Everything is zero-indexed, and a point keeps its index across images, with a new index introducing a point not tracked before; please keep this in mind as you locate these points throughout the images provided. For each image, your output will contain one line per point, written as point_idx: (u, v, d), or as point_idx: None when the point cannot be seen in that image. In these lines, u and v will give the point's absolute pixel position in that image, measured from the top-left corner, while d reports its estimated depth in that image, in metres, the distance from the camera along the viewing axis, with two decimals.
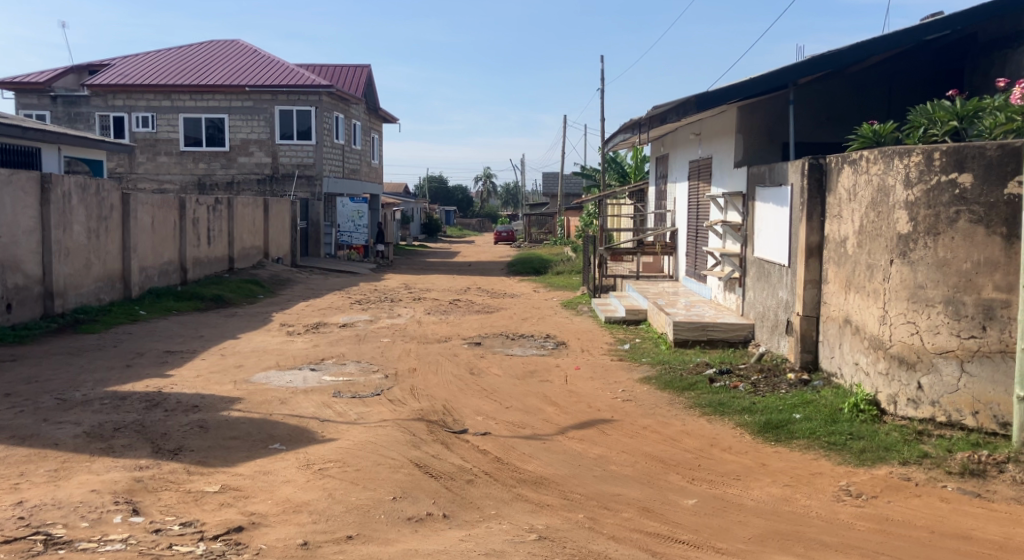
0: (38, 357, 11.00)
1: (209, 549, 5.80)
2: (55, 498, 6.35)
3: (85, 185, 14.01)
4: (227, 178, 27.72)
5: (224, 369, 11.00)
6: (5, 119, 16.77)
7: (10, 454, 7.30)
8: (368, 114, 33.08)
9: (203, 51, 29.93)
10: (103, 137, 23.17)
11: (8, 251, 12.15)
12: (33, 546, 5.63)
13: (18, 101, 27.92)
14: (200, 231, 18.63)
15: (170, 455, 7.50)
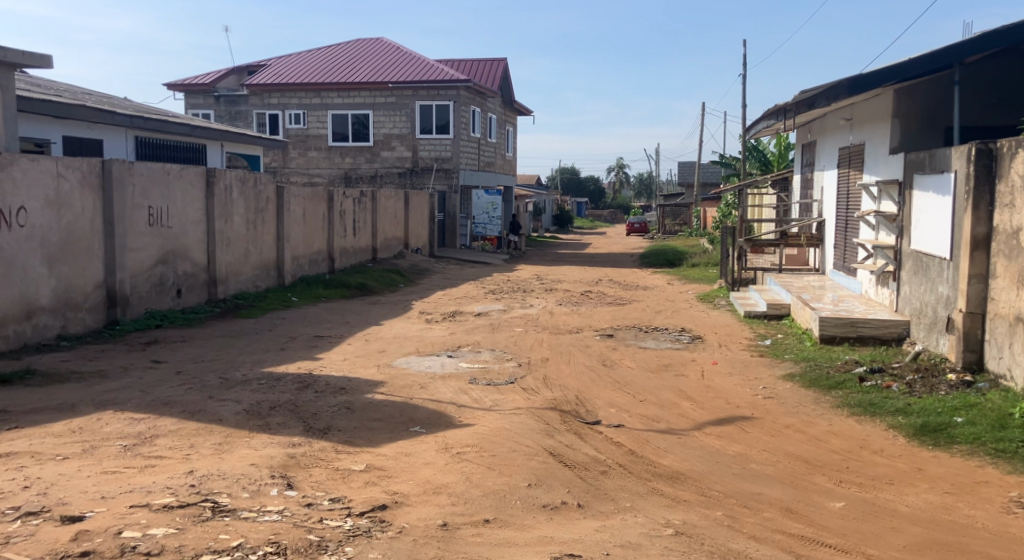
0: (203, 338, 11.56)
1: (355, 524, 5.91)
2: (221, 469, 6.62)
3: (245, 178, 14.63)
4: (371, 171, 28.53)
5: (368, 353, 11.28)
6: (175, 118, 17.85)
7: (179, 426, 7.66)
8: (504, 107, 33.38)
9: (351, 49, 30.88)
10: (261, 135, 24.29)
11: (179, 241, 12.81)
12: (202, 511, 5.80)
13: (187, 102, 30.06)
14: (347, 223, 19.24)
15: (320, 434, 7.72)
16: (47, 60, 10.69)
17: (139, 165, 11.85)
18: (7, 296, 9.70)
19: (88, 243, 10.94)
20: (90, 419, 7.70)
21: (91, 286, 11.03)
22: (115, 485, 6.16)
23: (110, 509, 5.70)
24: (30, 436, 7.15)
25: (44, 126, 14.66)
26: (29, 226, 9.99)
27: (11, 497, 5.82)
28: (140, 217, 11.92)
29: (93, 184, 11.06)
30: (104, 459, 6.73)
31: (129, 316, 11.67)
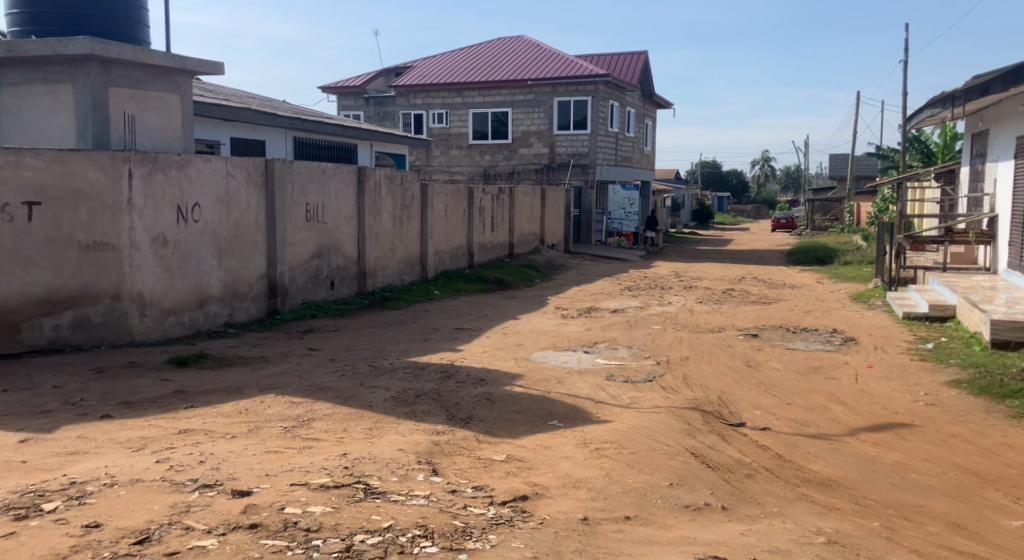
0: (355, 328, 11.82)
1: (498, 513, 5.83)
2: (372, 453, 6.69)
3: (392, 176, 14.90)
4: (509, 168, 28.70)
5: (506, 347, 11.26)
6: (328, 119, 18.54)
7: (334, 411, 7.81)
8: (644, 101, 32.91)
9: (493, 48, 31.22)
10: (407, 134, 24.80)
11: (332, 236, 13.15)
12: (356, 493, 5.86)
13: (340, 104, 31.18)
14: (485, 218, 19.38)
15: (462, 424, 7.71)
16: (220, 67, 11.13)
17: (299, 163, 12.22)
18: (182, 286, 10.16)
19: (253, 237, 11.35)
20: (256, 401, 7.94)
21: (255, 277, 11.44)
22: (277, 464, 6.31)
23: (274, 486, 5.84)
24: (202, 414, 7.43)
25: (212, 127, 15.33)
26: (202, 222, 10.42)
27: (189, 470, 6.05)
28: (298, 213, 12.29)
29: (257, 183, 11.47)
30: (268, 439, 6.92)
31: (288, 306, 12.07)
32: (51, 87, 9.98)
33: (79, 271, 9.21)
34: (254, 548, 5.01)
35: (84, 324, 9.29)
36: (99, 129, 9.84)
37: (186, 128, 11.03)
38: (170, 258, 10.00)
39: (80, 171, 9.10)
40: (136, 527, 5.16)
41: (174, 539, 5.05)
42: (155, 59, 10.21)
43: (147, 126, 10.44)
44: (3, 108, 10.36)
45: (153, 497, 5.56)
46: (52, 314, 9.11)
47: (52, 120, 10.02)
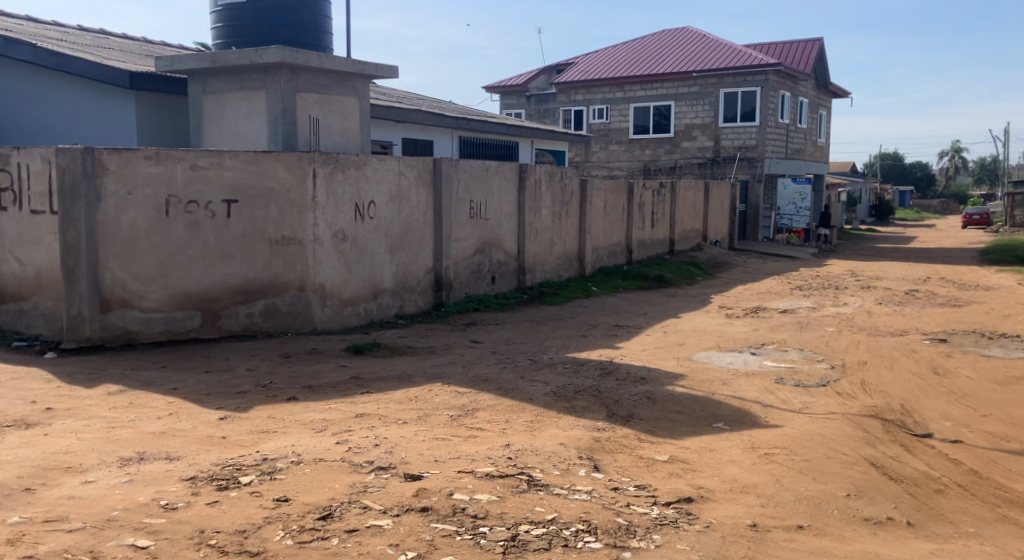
0: (516, 322, 11.79)
1: (662, 513, 5.58)
2: (534, 446, 6.57)
3: (552, 172, 14.80)
4: (671, 163, 28.16)
5: (668, 345, 10.94)
6: (491, 119, 18.76)
7: (496, 402, 7.77)
8: (819, 90, 31.42)
9: (658, 40, 30.70)
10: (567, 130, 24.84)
11: (494, 232, 13.18)
12: (518, 483, 5.75)
13: (502, 103, 31.85)
14: (645, 214, 19.01)
15: (623, 421, 7.48)
16: (398, 69, 11.34)
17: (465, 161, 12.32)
18: (358, 279, 10.42)
19: (422, 233, 11.49)
20: (425, 389, 8.00)
21: (423, 271, 11.60)
22: (445, 451, 6.29)
23: (442, 472, 5.82)
24: (376, 400, 7.55)
25: (385, 129, 15.65)
26: (377, 218, 10.63)
27: (364, 452, 6.12)
28: (463, 210, 12.39)
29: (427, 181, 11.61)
30: (436, 426, 6.93)
31: (453, 300, 12.21)
32: (247, 93, 10.45)
33: (270, 264, 9.58)
34: (425, 531, 5.00)
35: (273, 313, 9.67)
36: (289, 132, 10.21)
37: (364, 130, 11.29)
38: (349, 251, 10.26)
39: (271, 170, 9.46)
40: (320, 503, 5.27)
41: (354, 517, 5.11)
42: (338, 64, 10.51)
43: (330, 129, 10.76)
44: (202, 115, 10.91)
45: (335, 476, 5.67)
46: (247, 303, 9.51)
47: (247, 124, 10.49)
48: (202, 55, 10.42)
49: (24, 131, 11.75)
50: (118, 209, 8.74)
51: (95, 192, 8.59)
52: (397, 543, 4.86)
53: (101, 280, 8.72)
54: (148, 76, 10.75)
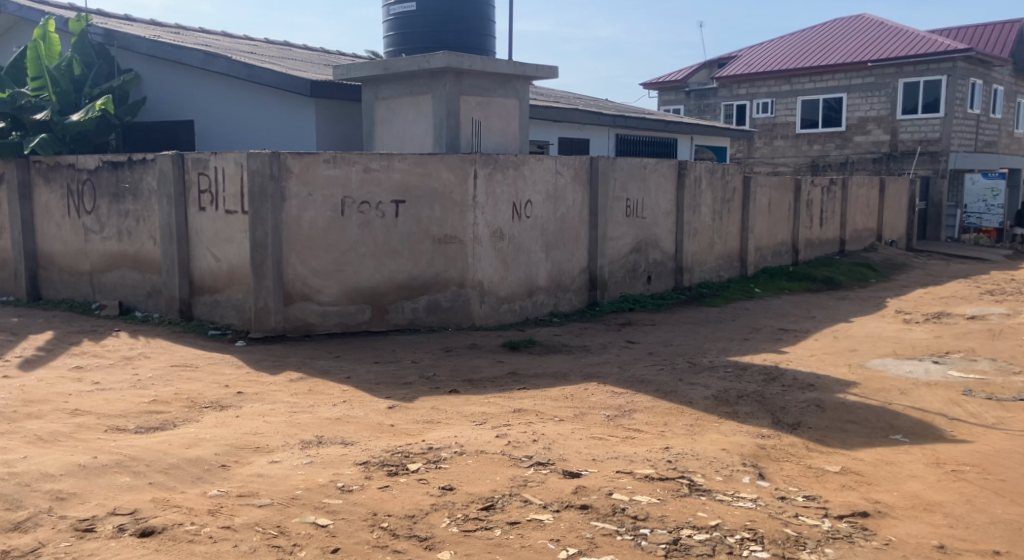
0: (671, 323, 11.78)
1: (834, 527, 5.49)
2: (695, 450, 6.59)
3: (714, 169, 14.61)
4: (842, 158, 27.18)
5: (839, 351, 10.64)
6: (651, 115, 18.68)
7: (654, 404, 7.82)
8: (1016, 76, 29.34)
9: (831, 28, 29.60)
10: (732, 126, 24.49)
11: (650, 231, 13.16)
12: (680, 487, 5.81)
13: (660, 98, 31.99)
14: (813, 212, 18.44)
15: (789, 429, 7.39)
16: (558, 70, 11.41)
17: (621, 160, 12.39)
18: (515, 276, 10.67)
19: (578, 232, 11.62)
20: (582, 388, 8.16)
21: (578, 270, 11.72)
22: (603, 450, 6.42)
23: (601, 471, 5.95)
24: (533, 396, 7.76)
25: (544, 129, 15.96)
26: (534, 217, 10.83)
27: (524, 446, 6.34)
28: (618, 208, 12.45)
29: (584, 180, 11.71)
30: (593, 425, 7.06)
31: (607, 299, 12.29)
32: (415, 98, 10.91)
33: (433, 261, 10.00)
34: (585, 528, 5.15)
35: (435, 308, 10.08)
36: (452, 134, 10.55)
37: (524, 131, 11.48)
38: (506, 250, 10.51)
39: (436, 172, 9.86)
40: (482, 494, 5.53)
41: (515, 510, 5.33)
42: (500, 67, 10.78)
43: (492, 129, 11.05)
44: (375, 120, 11.50)
45: (496, 468, 5.92)
46: (412, 298, 9.97)
47: (415, 128, 10.95)
48: (375, 63, 10.99)
49: (220, 137, 12.74)
50: (299, 210, 9.38)
51: (280, 193, 9.28)
52: (558, 538, 5.04)
53: (283, 276, 9.40)
54: (326, 85, 11.42)
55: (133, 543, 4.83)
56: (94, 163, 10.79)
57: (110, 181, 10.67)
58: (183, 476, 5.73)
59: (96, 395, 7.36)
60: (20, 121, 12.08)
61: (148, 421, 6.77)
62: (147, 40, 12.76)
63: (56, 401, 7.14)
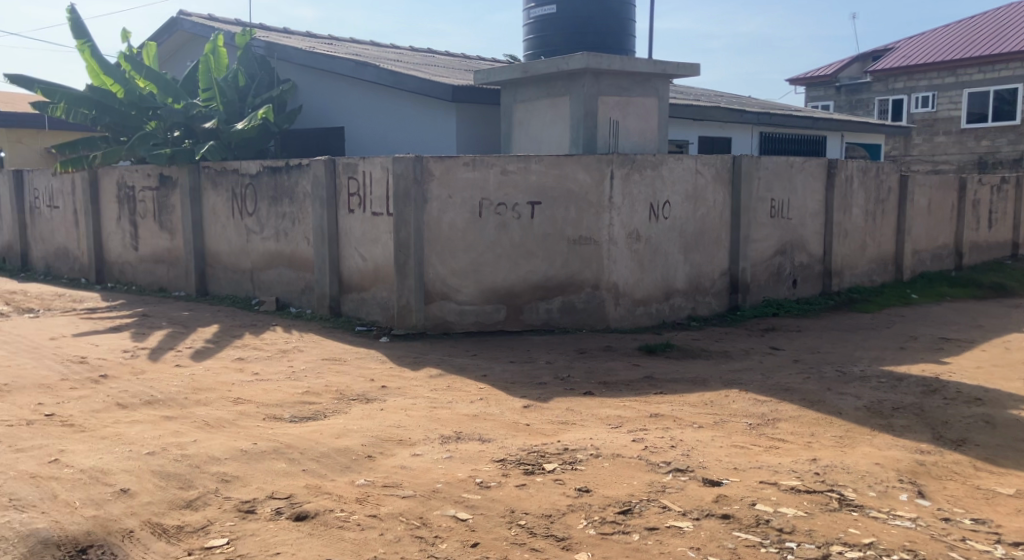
0: (818, 331, 11.17)
1: (1008, 553, 5.07)
2: (846, 463, 6.28)
3: (867, 168, 14.06)
4: (1015, 155, 25.55)
5: (1010, 364, 10.00)
6: (800, 113, 18.22)
7: (800, 413, 7.47)
8: None
9: (1003, 14, 28.10)
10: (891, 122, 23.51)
11: (797, 232, 12.72)
12: (829, 501, 5.60)
13: (808, 94, 31.48)
14: (981, 214, 17.55)
15: (954, 446, 6.84)
16: (700, 68, 11.25)
17: (766, 159, 11.99)
18: (652, 278, 10.32)
19: (718, 232, 11.15)
20: (723, 393, 7.96)
21: (718, 273, 11.25)
22: (745, 459, 6.30)
23: (743, 480, 5.87)
24: (670, 401, 7.68)
25: (683, 128, 15.89)
26: (672, 218, 10.44)
27: (661, 452, 6.36)
28: (763, 209, 12.07)
29: (724, 179, 11.24)
30: (734, 433, 6.89)
31: (749, 303, 11.70)
32: (553, 100, 11.04)
33: (567, 262, 9.87)
34: (726, 538, 5.15)
35: (570, 310, 9.96)
36: (590, 135, 10.60)
37: (664, 130, 11.47)
38: (643, 252, 10.18)
39: (572, 173, 9.76)
40: (619, 498, 5.63)
41: (653, 515, 5.40)
42: (640, 66, 10.69)
43: (629, 129, 11.05)
44: (514, 122, 11.70)
45: (633, 473, 6.00)
46: (546, 299, 9.92)
47: (553, 129, 11.08)
48: (514, 66, 11.15)
49: (369, 141, 13.28)
50: (440, 212, 9.71)
51: (422, 196, 9.67)
52: (698, 547, 5.07)
53: (425, 275, 9.78)
54: (468, 89, 11.72)
55: (288, 526, 5.19)
56: (256, 168, 11.46)
57: (269, 185, 11.32)
58: (333, 465, 6.08)
59: (256, 385, 7.87)
60: (193, 130, 13.02)
61: (301, 411, 7.20)
62: (304, 52, 13.49)
63: (221, 389, 7.69)
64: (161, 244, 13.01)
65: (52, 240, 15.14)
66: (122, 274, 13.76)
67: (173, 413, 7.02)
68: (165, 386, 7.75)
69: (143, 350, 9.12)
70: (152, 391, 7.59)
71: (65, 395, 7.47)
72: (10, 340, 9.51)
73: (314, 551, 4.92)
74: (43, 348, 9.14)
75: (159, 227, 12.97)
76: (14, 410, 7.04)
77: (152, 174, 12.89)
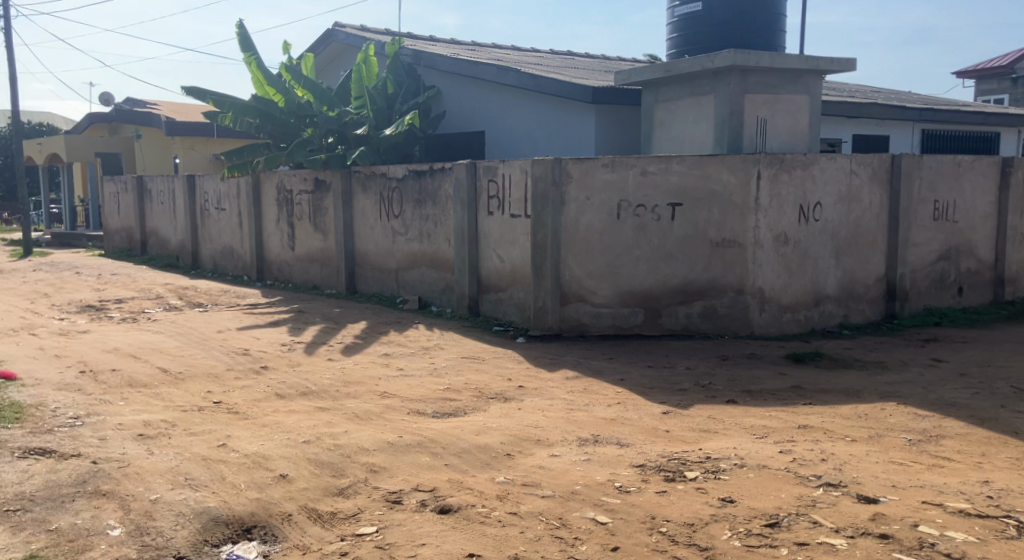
0: (989, 341, 10.24)
1: None
2: (1022, 487, 5.85)
3: None
4: None
5: None
6: (970, 109, 17.23)
7: (968, 432, 7.01)
8: None
9: None
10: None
11: (964, 236, 11.99)
12: (1005, 528, 5.23)
13: (980, 88, 30.39)
14: None
15: None
16: (856, 61, 10.77)
17: (929, 159, 11.27)
18: (800, 283, 9.86)
19: (874, 236, 10.58)
20: (878, 407, 7.57)
21: (873, 279, 10.67)
22: (906, 476, 5.99)
23: (903, 499, 5.58)
24: (820, 413, 7.39)
25: (834, 126, 15.27)
26: (824, 221, 9.96)
27: (811, 465, 6.13)
28: (925, 211, 11.38)
29: (883, 179, 10.67)
30: (891, 448, 6.57)
31: (909, 311, 11.09)
32: (697, 99, 10.83)
33: (710, 265, 9.63)
34: None
35: (711, 315, 9.71)
36: (735, 134, 10.35)
37: (816, 129, 11.03)
38: (791, 256, 9.75)
39: (716, 173, 9.47)
40: (767, 510, 5.44)
41: (803, 530, 5.20)
42: (791, 63, 10.40)
43: (777, 127, 10.71)
44: (656, 122, 11.53)
45: (780, 485, 5.80)
46: (686, 303, 9.72)
47: (695, 129, 10.87)
48: (656, 67, 11.04)
49: (511, 140, 13.37)
50: (578, 213, 9.67)
51: (560, 198, 9.65)
52: None
53: (561, 277, 9.77)
54: (609, 90, 11.65)
55: (433, 518, 5.27)
56: (402, 172, 11.75)
57: (414, 188, 11.58)
58: (474, 461, 6.15)
59: (401, 380, 8.05)
60: (345, 136, 13.63)
61: (443, 407, 7.32)
62: (449, 59, 13.73)
63: (368, 383, 7.90)
64: (315, 245, 13.53)
65: (218, 240, 16.00)
66: (280, 272, 14.40)
67: (325, 405, 7.26)
68: (317, 378, 8.04)
69: (298, 343, 9.50)
70: (307, 383, 7.88)
71: (229, 385, 7.87)
72: (182, 332, 10.11)
73: (458, 545, 4.98)
74: (210, 339, 9.67)
75: (314, 229, 13.50)
76: (187, 397, 7.49)
77: (308, 178, 13.42)
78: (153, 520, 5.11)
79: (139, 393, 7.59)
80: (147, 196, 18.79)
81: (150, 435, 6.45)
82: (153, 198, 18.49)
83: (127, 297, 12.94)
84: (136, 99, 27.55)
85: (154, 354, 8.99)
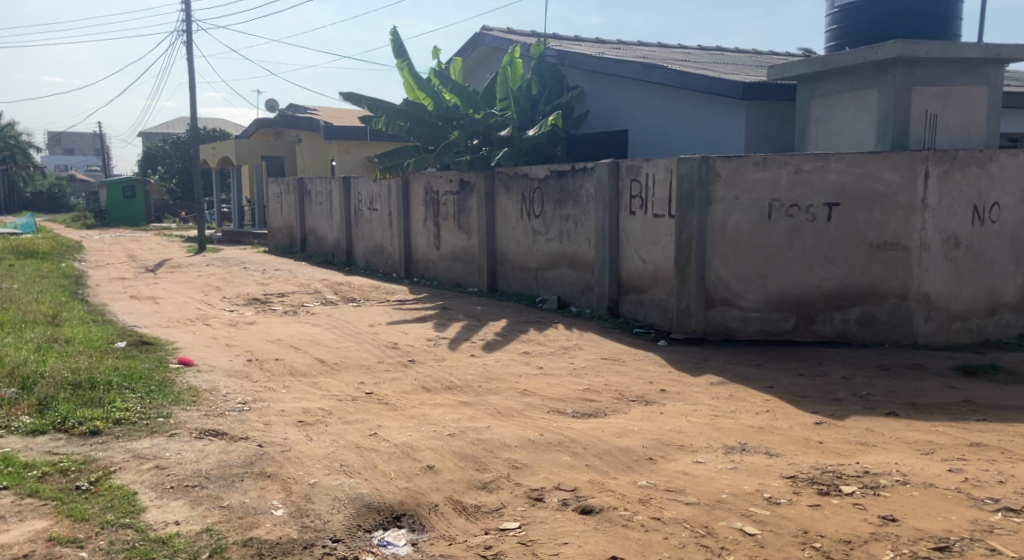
0: None
1: None
2: None
3: None
4: None
5: None
6: None
7: None
8: None
9: None
10: None
11: None
12: None
13: None
14: None
15: None
16: None
17: None
18: (974, 290, 9.18)
19: None
20: None
21: None
22: None
23: None
24: (996, 431, 6.81)
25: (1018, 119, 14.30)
26: (1003, 222, 9.16)
27: (985, 487, 5.64)
28: None
29: None
30: None
31: None
32: (858, 94, 10.27)
33: (869, 269, 9.10)
34: None
35: (870, 321, 9.18)
36: (900, 130, 9.78)
37: (994, 122, 10.31)
38: (963, 260, 9.08)
39: (878, 172, 8.93)
40: (934, 532, 5.04)
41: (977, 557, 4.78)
42: (967, 52, 9.72)
43: (949, 122, 10.06)
44: (812, 118, 11.03)
45: (949, 506, 5.36)
46: (842, 309, 9.22)
47: (856, 125, 10.32)
48: (814, 60, 10.50)
49: (657, 139, 13.10)
50: (726, 213, 9.32)
51: (707, 197, 9.34)
52: None
53: (707, 279, 9.46)
54: (761, 85, 11.24)
55: (575, 518, 5.14)
56: (544, 172, 11.69)
57: (555, 188, 11.51)
58: (616, 463, 5.98)
59: (543, 378, 7.97)
60: (490, 137, 13.76)
61: (583, 407, 7.18)
62: (595, 58, 13.56)
63: (510, 380, 7.86)
64: (459, 244, 13.67)
65: (370, 239, 16.44)
66: (426, 270, 14.64)
67: (468, 400, 7.26)
68: (462, 373, 8.06)
69: (443, 339, 9.58)
70: (451, 377, 7.91)
71: (380, 376, 8.00)
72: (337, 325, 10.40)
73: (600, 546, 4.83)
74: (362, 333, 9.90)
75: (458, 228, 13.65)
76: (341, 387, 7.66)
77: (453, 179, 13.59)
78: (312, 502, 5.20)
79: (299, 382, 7.82)
80: (307, 196, 19.54)
81: (310, 422, 6.61)
82: (312, 198, 19.21)
83: (289, 291, 13.46)
84: (299, 105, 28.81)
85: (312, 345, 9.28)
